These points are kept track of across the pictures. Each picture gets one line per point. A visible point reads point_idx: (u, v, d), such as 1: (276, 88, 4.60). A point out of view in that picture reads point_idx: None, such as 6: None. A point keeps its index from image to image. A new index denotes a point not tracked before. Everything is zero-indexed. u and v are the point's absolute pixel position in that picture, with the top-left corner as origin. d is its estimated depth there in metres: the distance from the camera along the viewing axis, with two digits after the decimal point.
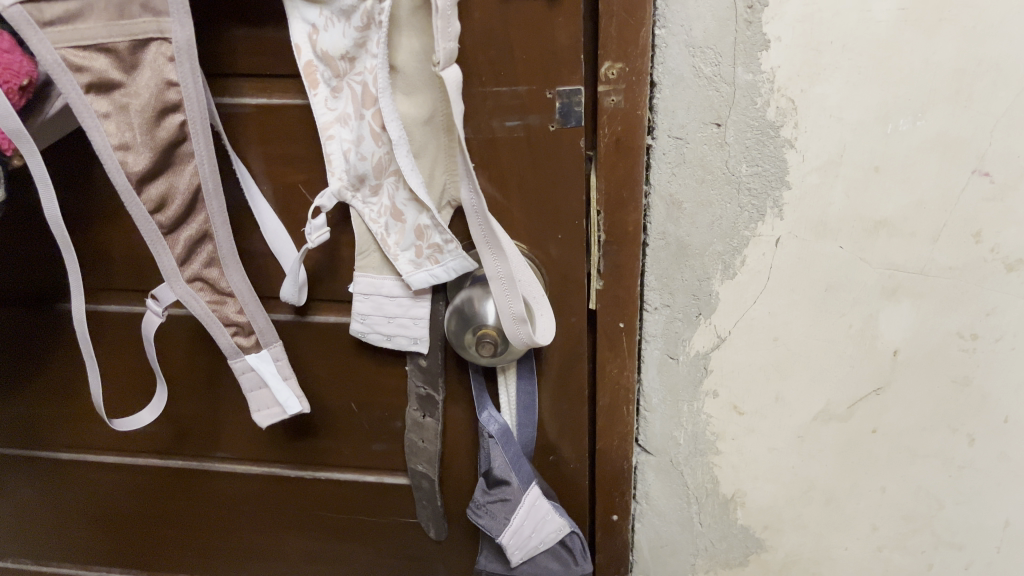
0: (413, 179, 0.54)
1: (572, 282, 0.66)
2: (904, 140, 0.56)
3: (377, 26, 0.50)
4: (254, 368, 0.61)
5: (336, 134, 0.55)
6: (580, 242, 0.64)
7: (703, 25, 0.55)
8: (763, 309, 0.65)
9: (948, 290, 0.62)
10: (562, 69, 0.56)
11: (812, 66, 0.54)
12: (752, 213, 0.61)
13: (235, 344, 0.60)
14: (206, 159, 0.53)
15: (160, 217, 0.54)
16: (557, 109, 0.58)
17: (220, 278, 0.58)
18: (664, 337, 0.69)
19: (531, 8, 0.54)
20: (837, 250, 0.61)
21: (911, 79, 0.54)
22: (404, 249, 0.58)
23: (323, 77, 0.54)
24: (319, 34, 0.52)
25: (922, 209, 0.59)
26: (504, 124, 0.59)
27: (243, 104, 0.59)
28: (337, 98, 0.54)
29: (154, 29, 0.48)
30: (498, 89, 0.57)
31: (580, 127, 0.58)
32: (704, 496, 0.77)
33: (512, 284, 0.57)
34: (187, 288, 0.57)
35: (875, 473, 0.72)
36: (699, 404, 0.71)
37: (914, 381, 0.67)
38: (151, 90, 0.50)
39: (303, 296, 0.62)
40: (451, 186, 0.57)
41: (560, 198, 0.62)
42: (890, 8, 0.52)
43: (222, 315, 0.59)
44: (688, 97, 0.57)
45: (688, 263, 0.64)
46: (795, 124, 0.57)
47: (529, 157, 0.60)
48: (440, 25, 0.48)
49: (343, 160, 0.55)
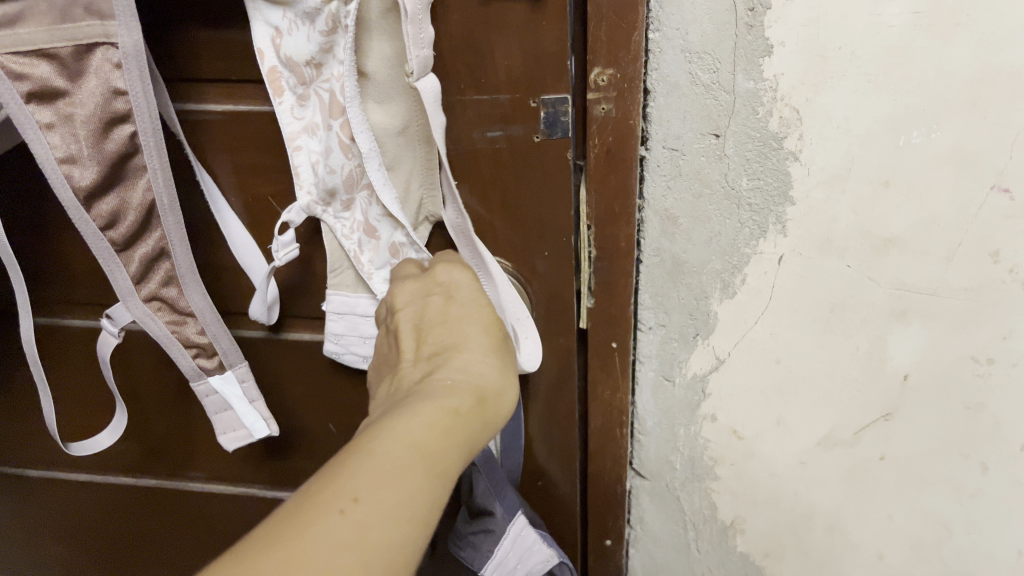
0: (385, 194, 0.51)
1: (560, 300, 0.62)
2: (916, 153, 0.52)
3: (344, 31, 0.47)
4: (217, 390, 0.58)
5: (304, 144, 0.50)
6: (568, 260, 0.60)
7: (699, 28, 0.51)
8: (764, 330, 0.61)
9: (962, 312, 0.58)
10: (548, 77, 0.52)
11: (818, 74, 0.50)
12: (754, 230, 0.57)
13: (197, 366, 0.57)
14: (161, 172, 0.49)
15: (112, 233, 0.51)
16: (541, 119, 0.54)
17: (179, 298, 0.55)
18: (659, 358, 0.65)
19: (511, 10, 0.50)
20: (844, 269, 0.57)
21: (923, 88, 0.50)
22: (378, 268, 0.55)
23: (288, 84, 0.49)
24: (283, 38, 0.47)
25: (935, 226, 0.55)
26: (486, 135, 0.55)
27: (209, 111, 0.55)
28: (304, 106, 0.50)
29: (100, 33, 0.45)
30: (478, 98, 0.53)
31: (568, 137, 0.54)
32: (701, 521, 0.73)
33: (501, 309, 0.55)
34: (143, 308, 0.54)
35: (881, 500, 0.68)
36: (696, 428, 0.68)
37: (924, 407, 0.63)
38: (96, 99, 0.47)
39: (274, 313, 0.59)
40: (429, 201, 0.54)
41: (545, 213, 0.58)
42: (902, 12, 0.48)
43: (182, 336, 0.56)
44: (684, 107, 0.53)
45: (684, 281, 0.60)
46: (799, 135, 0.52)
47: (513, 170, 0.56)
48: (413, 31, 0.45)
49: (312, 174, 0.51)
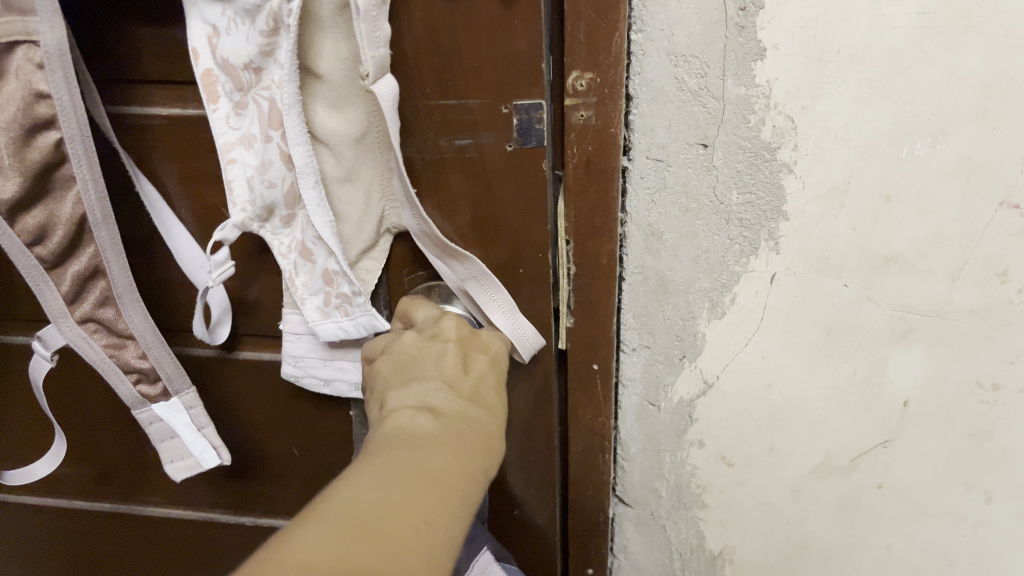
0: (317, 215, 0.47)
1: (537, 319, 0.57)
2: (920, 165, 0.48)
3: (286, 31, 0.42)
4: (162, 418, 0.56)
5: (238, 157, 0.47)
6: (544, 278, 0.55)
7: (686, 29, 0.46)
8: (755, 352, 0.57)
9: (967, 334, 0.54)
10: (520, 82, 0.48)
11: (815, 80, 0.46)
12: (744, 247, 0.53)
13: (139, 392, 0.56)
14: (90, 181, 0.46)
15: (39, 249, 0.49)
16: (515, 127, 0.49)
17: (117, 319, 0.53)
18: (644, 381, 0.61)
19: (481, 8, 0.46)
20: (842, 288, 0.53)
21: (929, 95, 0.46)
22: (312, 294, 0.52)
23: (224, 90, 0.46)
24: (220, 37, 0.44)
25: (939, 244, 0.51)
26: (453, 143, 0.51)
27: (154, 115, 0.52)
28: (241, 115, 0.47)
29: (20, 29, 0.42)
30: (444, 103, 0.49)
31: (543, 145, 0.50)
32: (688, 551, 0.69)
33: (497, 289, 0.53)
34: (77, 330, 0.53)
35: (878, 531, 0.64)
36: (683, 454, 0.64)
37: (925, 434, 0.59)
38: (17, 103, 0.44)
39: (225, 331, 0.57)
40: (391, 213, 0.52)
41: (517, 228, 0.53)
42: (908, 12, 0.44)
43: (121, 360, 0.54)
44: (669, 114, 0.49)
45: (670, 300, 0.56)
46: (794, 146, 0.48)
47: (482, 183, 0.52)
48: (367, 30, 0.42)
49: (247, 189, 0.48)
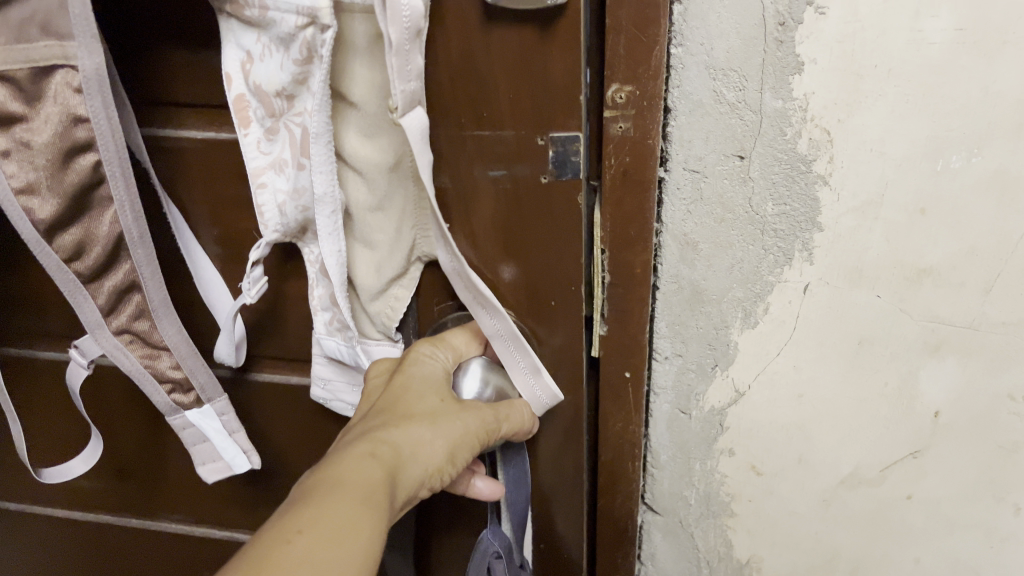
0: (329, 242, 0.50)
1: (570, 349, 0.58)
2: (955, 178, 0.49)
3: (319, 60, 0.44)
4: (194, 424, 0.59)
5: (269, 181, 0.50)
6: (574, 309, 0.57)
7: (726, 43, 0.47)
8: (787, 362, 0.58)
9: (1000, 347, 0.54)
10: (554, 117, 0.49)
11: (851, 94, 0.47)
12: (779, 257, 0.53)
13: (174, 401, 0.58)
14: (127, 201, 0.49)
15: (77, 265, 0.51)
16: (550, 159, 0.51)
17: (152, 332, 0.55)
18: (675, 391, 0.62)
19: (518, 37, 0.47)
20: (874, 299, 0.54)
21: (966, 109, 0.46)
22: (323, 309, 0.55)
23: (257, 116, 0.48)
24: (254, 63, 0.47)
25: (973, 257, 0.51)
26: (488, 173, 0.52)
27: (184, 138, 0.55)
28: (272, 140, 0.49)
29: (59, 55, 0.44)
30: (480, 133, 0.51)
31: (577, 178, 0.51)
32: (715, 560, 0.70)
33: (515, 340, 0.54)
34: (113, 340, 0.55)
35: (906, 543, 0.65)
36: (713, 463, 0.64)
37: (956, 446, 0.59)
38: (54, 127, 0.47)
39: (241, 354, 0.60)
40: (422, 240, 0.54)
41: (548, 257, 0.55)
42: (945, 28, 0.44)
43: (155, 370, 0.57)
44: (707, 126, 0.50)
45: (703, 309, 0.57)
46: (829, 158, 0.49)
47: (513, 215, 0.53)
48: (397, 63, 0.42)
49: (277, 212, 0.51)
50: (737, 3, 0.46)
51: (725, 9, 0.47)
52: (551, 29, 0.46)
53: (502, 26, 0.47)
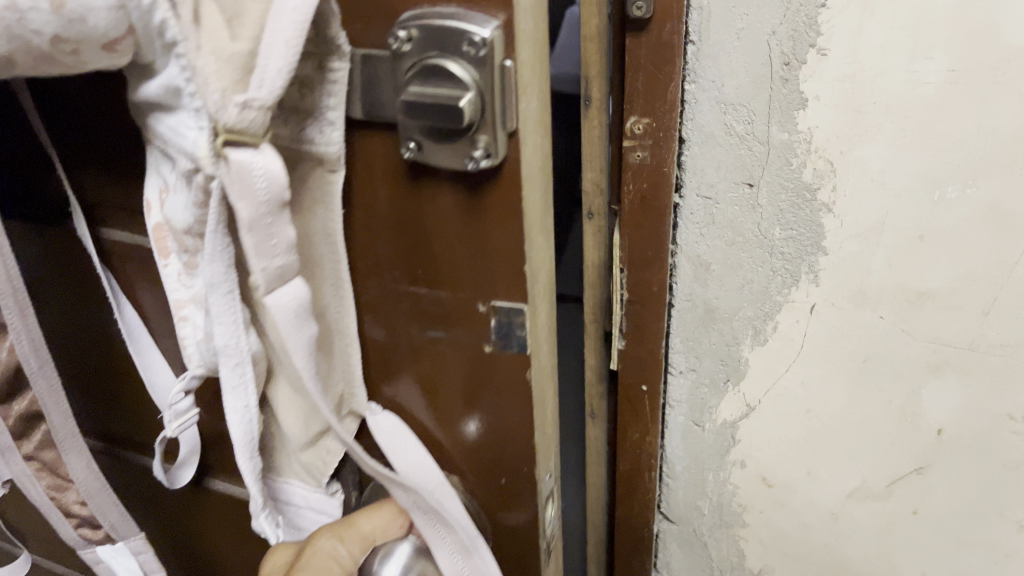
0: (231, 397, 0.47)
1: (513, 501, 0.54)
2: (952, 208, 0.52)
3: (208, 207, 0.40)
4: (107, 558, 0.62)
5: (189, 316, 0.47)
6: (517, 477, 0.53)
7: (735, 80, 0.51)
8: (795, 378, 0.61)
9: (999, 368, 0.57)
10: (490, 283, 0.46)
11: (852, 128, 0.51)
12: (786, 278, 0.57)
13: (83, 536, 0.61)
14: (22, 330, 0.49)
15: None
16: (493, 329, 0.47)
17: (57, 462, 0.59)
18: (690, 403, 0.66)
19: (445, 200, 0.44)
20: (877, 320, 0.57)
21: (961, 144, 0.49)
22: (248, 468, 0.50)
23: (174, 249, 0.45)
24: (168, 194, 0.43)
25: (971, 281, 0.54)
26: (428, 333, 0.50)
27: (117, 238, 0.56)
28: (190, 276, 0.46)
29: None
30: (415, 291, 0.48)
31: (518, 350, 0.47)
32: (728, 567, 0.74)
33: (434, 515, 0.51)
34: (22, 465, 0.60)
35: (913, 557, 0.67)
36: (725, 474, 0.68)
37: (959, 464, 0.61)
38: None
39: (184, 478, 0.63)
40: (347, 397, 0.53)
41: (489, 420, 0.51)
42: (939, 69, 0.47)
43: (62, 503, 0.60)
44: (718, 156, 0.54)
45: (715, 326, 0.61)
46: (833, 187, 0.53)
47: (457, 375, 0.50)
48: (257, 242, 0.39)
49: (195, 349, 0.48)
50: (745, 45, 0.50)
51: (734, 50, 0.50)
52: (480, 189, 0.42)
53: (426, 183, 0.44)
